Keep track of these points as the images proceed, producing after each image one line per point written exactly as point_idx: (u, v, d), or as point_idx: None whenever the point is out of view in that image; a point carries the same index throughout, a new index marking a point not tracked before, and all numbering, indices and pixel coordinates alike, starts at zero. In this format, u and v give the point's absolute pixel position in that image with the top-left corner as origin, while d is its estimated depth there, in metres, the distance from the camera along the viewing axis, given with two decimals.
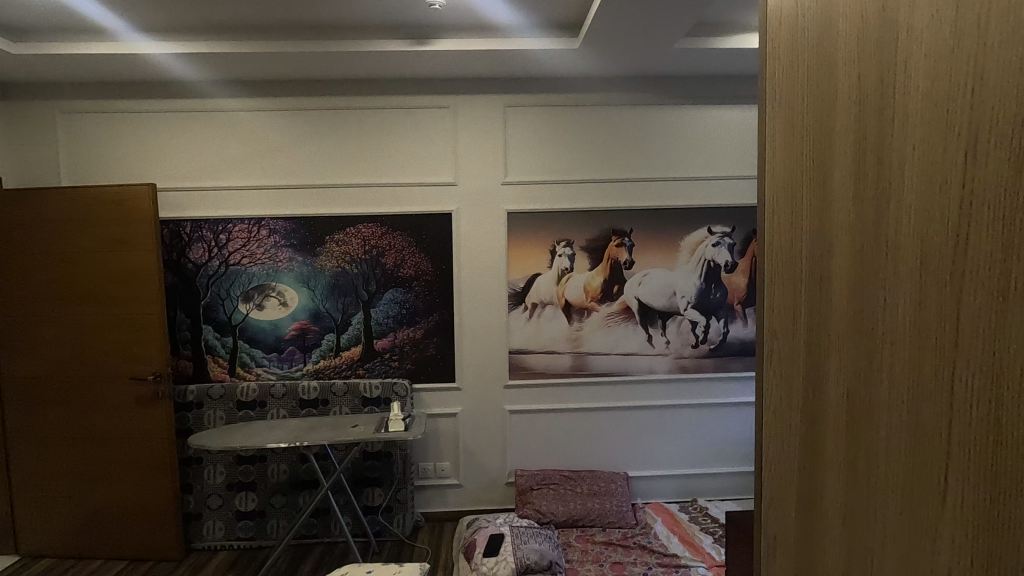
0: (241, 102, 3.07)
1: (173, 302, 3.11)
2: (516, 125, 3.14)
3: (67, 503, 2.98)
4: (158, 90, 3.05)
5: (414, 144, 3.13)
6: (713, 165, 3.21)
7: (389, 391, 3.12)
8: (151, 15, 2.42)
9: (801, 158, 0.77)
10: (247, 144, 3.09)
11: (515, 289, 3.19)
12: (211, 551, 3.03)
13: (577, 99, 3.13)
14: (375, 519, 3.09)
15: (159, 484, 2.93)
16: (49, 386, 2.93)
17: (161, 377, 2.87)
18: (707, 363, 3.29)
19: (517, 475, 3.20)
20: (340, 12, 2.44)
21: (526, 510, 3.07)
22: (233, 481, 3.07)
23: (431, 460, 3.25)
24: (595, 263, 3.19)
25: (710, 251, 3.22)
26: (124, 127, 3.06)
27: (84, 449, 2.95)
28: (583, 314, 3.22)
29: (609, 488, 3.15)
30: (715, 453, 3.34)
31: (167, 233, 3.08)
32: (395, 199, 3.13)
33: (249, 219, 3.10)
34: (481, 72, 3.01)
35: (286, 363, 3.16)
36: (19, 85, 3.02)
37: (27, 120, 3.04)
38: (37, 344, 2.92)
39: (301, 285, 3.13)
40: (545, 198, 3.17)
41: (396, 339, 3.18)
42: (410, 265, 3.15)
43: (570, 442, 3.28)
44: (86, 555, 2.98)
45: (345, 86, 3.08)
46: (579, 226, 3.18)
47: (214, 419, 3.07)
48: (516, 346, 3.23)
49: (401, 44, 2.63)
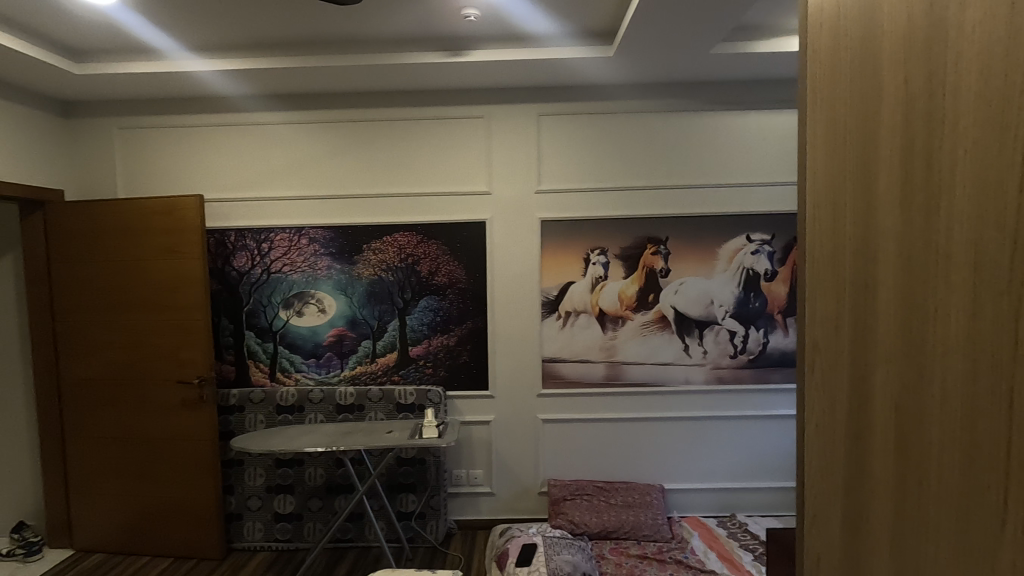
0: (283, 115, 3.17)
1: (217, 309, 3.23)
2: (549, 133, 3.15)
3: (117, 501, 3.11)
4: (206, 105, 3.19)
5: (448, 154, 3.17)
6: (752, 171, 3.14)
7: (423, 398, 3.15)
8: (200, 34, 2.53)
9: (843, 162, 0.75)
10: (288, 155, 3.19)
11: (549, 297, 3.19)
12: (250, 552, 3.11)
13: (610, 107, 3.13)
14: (408, 525, 3.11)
15: (202, 486, 3.02)
16: (103, 388, 3.08)
17: (205, 381, 2.97)
18: (746, 374, 3.20)
19: (550, 485, 3.18)
20: (378, 27, 2.50)
21: (559, 521, 3.03)
22: (272, 483, 3.15)
23: (464, 467, 3.27)
24: (629, 270, 3.16)
25: (750, 259, 3.14)
26: (174, 141, 3.21)
27: (133, 450, 3.07)
28: (617, 322, 3.18)
29: (643, 500, 3.09)
30: (754, 467, 3.24)
31: (213, 242, 3.20)
32: (430, 208, 3.17)
33: (291, 229, 3.19)
34: (514, 82, 3.04)
35: (324, 368, 3.23)
36: (79, 104, 3.21)
37: (86, 135, 3.23)
38: (91, 347, 3.07)
39: (339, 292, 3.20)
40: (579, 206, 3.16)
41: (430, 346, 3.21)
42: (444, 273, 3.19)
43: (603, 453, 3.24)
44: (134, 551, 3.10)
45: (382, 98, 3.15)
46: (614, 234, 3.15)
47: (255, 422, 3.16)
48: (550, 355, 3.22)
49: (436, 55, 2.68)
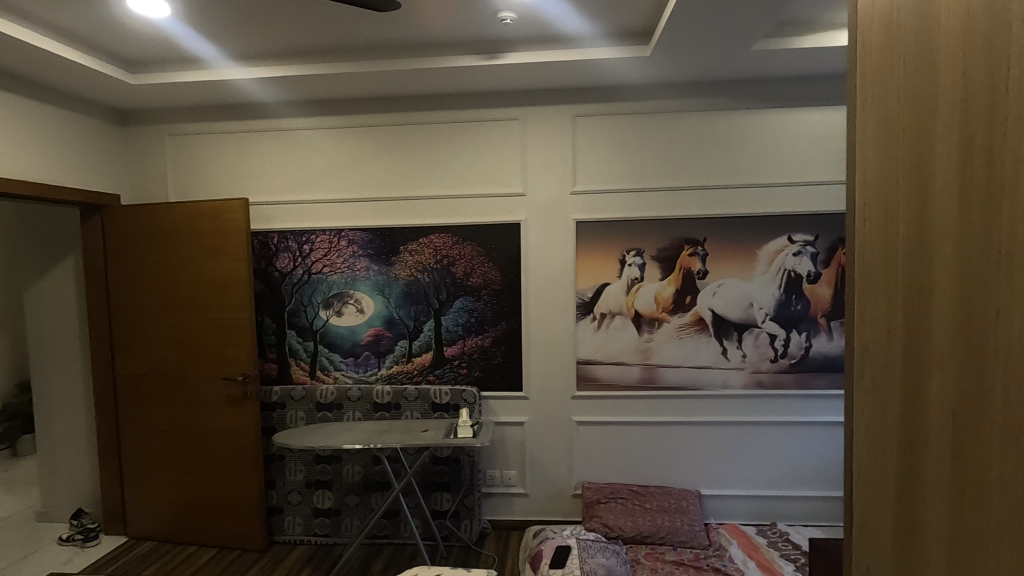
0: (323, 120, 3.26)
1: (260, 309, 3.34)
2: (584, 134, 3.14)
3: (166, 491, 3.25)
4: (251, 112, 3.31)
5: (484, 156, 3.20)
6: (794, 171, 3.06)
7: (458, 398, 3.17)
8: (245, 42, 2.63)
9: (896, 161, 0.73)
10: (328, 159, 3.28)
11: (583, 298, 3.18)
12: (290, 545, 3.20)
13: (646, 107, 3.09)
14: (443, 523, 3.14)
15: (245, 479, 3.12)
16: (154, 383, 3.22)
17: (249, 377, 3.07)
18: (787, 379, 3.11)
19: (584, 488, 3.16)
20: (416, 32, 2.55)
21: (594, 524, 3.01)
22: (311, 479, 3.23)
23: (498, 468, 3.28)
24: (666, 272, 3.11)
25: (792, 260, 3.05)
26: (221, 146, 3.34)
27: (182, 443, 3.20)
28: (653, 325, 3.15)
29: (679, 505, 3.05)
30: (796, 475, 3.15)
31: (258, 244, 3.32)
32: (465, 210, 3.21)
33: (331, 231, 3.27)
34: (548, 83, 3.04)
35: (362, 367, 3.30)
36: (135, 113, 3.38)
37: (140, 142, 3.39)
38: (144, 345, 3.22)
39: (376, 292, 3.26)
40: (614, 206, 3.14)
41: (465, 347, 3.24)
42: (479, 274, 3.21)
43: (638, 457, 3.20)
44: (183, 540, 3.23)
45: (419, 102, 3.21)
46: (650, 235, 3.12)
47: (296, 418, 3.25)
48: (584, 356, 3.20)
49: (472, 59, 2.71)
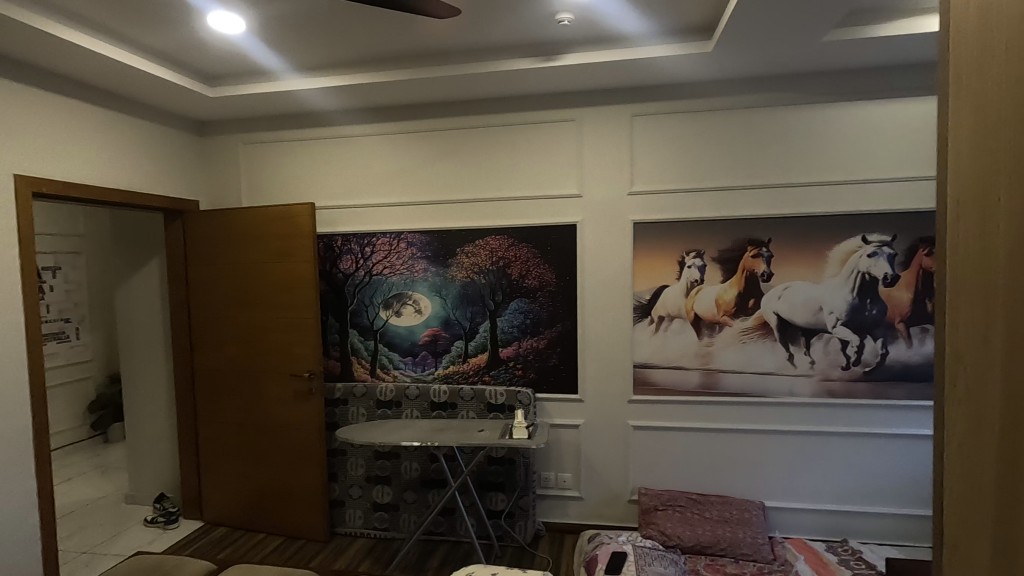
0: (385, 125, 3.36)
1: (325, 309, 3.48)
2: (642, 134, 3.08)
3: (238, 481, 3.43)
4: (317, 120, 3.45)
5: (540, 158, 3.20)
6: (869, 167, 2.89)
7: (513, 399, 3.19)
8: (313, 54, 2.75)
9: (996, 150, 0.67)
10: (389, 164, 3.38)
11: (641, 301, 3.12)
12: (351, 537, 3.32)
13: (707, 104, 3.01)
14: (498, 523, 3.16)
15: (309, 472, 3.26)
16: (227, 378, 3.41)
17: (314, 374, 3.21)
18: (860, 388, 2.94)
19: (640, 493, 3.10)
20: (474, 36, 2.58)
21: (650, 531, 2.94)
22: (371, 474, 3.34)
23: (553, 470, 3.27)
24: (727, 274, 3.01)
25: (866, 262, 2.88)
26: (289, 154, 3.51)
27: (252, 435, 3.38)
28: (714, 328, 3.05)
29: (741, 516, 2.93)
30: (870, 490, 2.97)
31: (323, 247, 3.46)
32: (521, 212, 3.22)
33: (391, 233, 3.37)
34: (606, 83, 3.01)
35: (420, 367, 3.37)
36: (213, 123, 3.61)
37: (217, 151, 3.61)
38: (218, 341, 3.42)
39: (434, 293, 3.33)
40: (673, 207, 3.07)
41: (520, 348, 3.25)
42: (534, 276, 3.21)
43: (698, 465, 3.11)
44: (252, 527, 3.41)
45: (476, 106, 3.25)
46: (711, 236, 3.02)
47: (357, 415, 3.36)
48: (641, 360, 3.15)
49: (529, 61, 2.72)
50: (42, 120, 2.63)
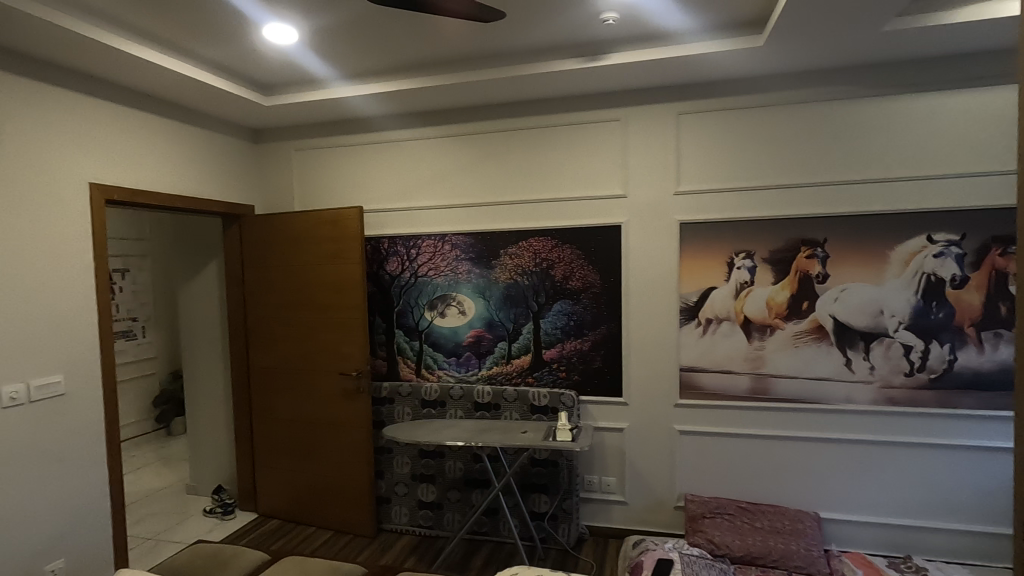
0: (430, 130, 3.42)
1: (372, 309, 3.57)
2: (690, 132, 3.02)
3: (289, 475, 3.56)
4: (365, 125, 3.55)
5: (584, 159, 3.18)
6: (934, 162, 2.73)
7: (556, 401, 3.17)
8: (362, 61, 2.83)
9: None
10: (434, 167, 3.43)
11: (688, 303, 3.06)
12: (397, 533, 3.38)
13: (758, 100, 2.92)
14: (541, 525, 3.16)
15: (357, 469, 3.35)
16: (279, 376, 3.54)
17: (362, 373, 3.29)
18: (925, 396, 2.78)
19: (687, 500, 3.03)
20: (518, 39, 2.60)
21: (698, 539, 2.86)
22: (416, 472, 3.39)
23: (597, 474, 3.24)
24: (779, 276, 2.91)
25: (931, 263, 2.72)
26: (339, 159, 3.61)
27: (303, 432, 3.50)
28: (765, 332, 2.95)
29: (795, 527, 2.82)
30: (936, 504, 2.80)
31: (370, 249, 3.55)
32: (565, 213, 3.21)
33: (436, 236, 3.42)
34: (651, 82, 2.96)
35: (464, 367, 3.40)
36: (268, 131, 3.76)
37: (272, 158, 3.76)
38: (271, 340, 3.55)
39: (478, 295, 3.36)
40: (722, 207, 2.99)
41: (564, 350, 3.24)
42: (578, 277, 3.20)
43: (747, 472, 3.02)
44: (303, 521, 3.53)
45: (520, 109, 3.26)
46: (762, 236, 2.93)
47: (403, 414, 3.43)
48: (687, 363, 3.08)
49: (574, 62, 2.71)
50: (114, 131, 2.80)
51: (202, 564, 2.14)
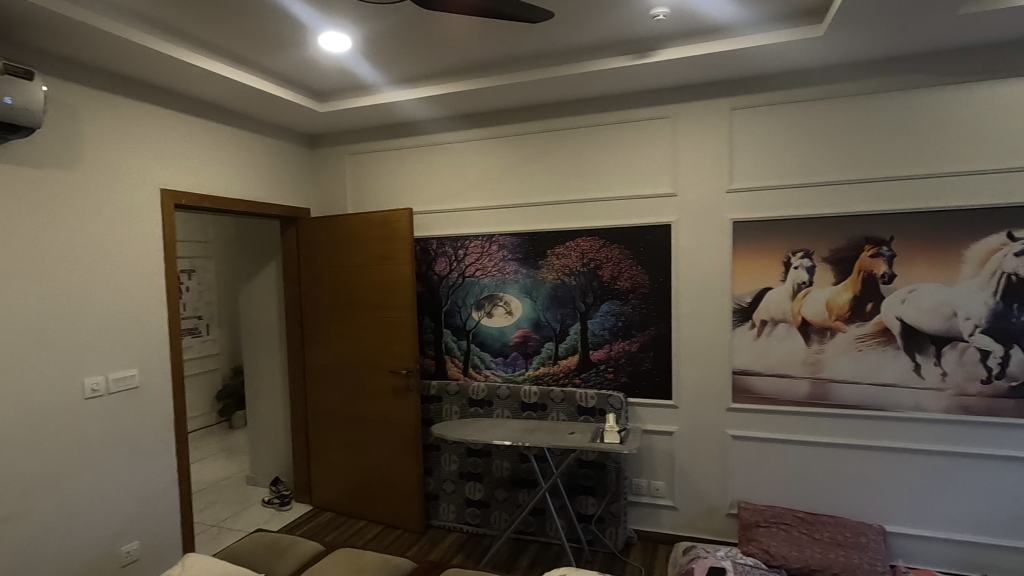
0: (477, 131, 3.45)
1: (421, 309, 3.63)
2: (743, 128, 2.93)
3: (342, 469, 3.67)
4: (414, 129, 3.62)
5: (632, 157, 3.14)
6: (1015, 153, 2.53)
7: (604, 402, 3.14)
8: (412, 66, 2.89)
9: None
10: (481, 168, 3.46)
11: (741, 304, 2.96)
12: (445, 530, 3.43)
13: (817, 92, 2.79)
14: (588, 527, 3.13)
15: (406, 465, 3.42)
16: (333, 373, 3.66)
17: (411, 371, 3.36)
18: (1004, 405, 2.59)
19: (741, 507, 2.93)
20: (566, 38, 2.59)
21: (752, 548, 2.75)
22: (464, 470, 3.43)
23: (646, 477, 3.19)
24: (841, 276, 2.78)
25: (1012, 262, 2.53)
26: (389, 162, 3.70)
27: (355, 427, 3.60)
28: (824, 334, 2.82)
29: (857, 540, 2.67)
30: (1015, 521, 2.60)
31: (419, 250, 3.62)
32: (612, 213, 3.17)
33: (483, 237, 3.45)
34: (703, 77, 2.89)
35: (511, 367, 3.42)
36: (323, 137, 3.89)
37: (326, 162, 3.89)
38: (325, 338, 3.68)
39: (525, 295, 3.36)
40: (778, 204, 2.88)
41: (612, 351, 3.20)
42: (626, 277, 3.15)
43: (805, 480, 2.89)
44: (355, 514, 3.63)
45: (567, 108, 3.25)
46: (821, 234, 2.80)
47: (450, 412, 3.48)
48: (741, 366, 2.98)
49: (623, 59, 2.67)
50: (182, 140, 2.97)
51: (261, 551, 2.24)
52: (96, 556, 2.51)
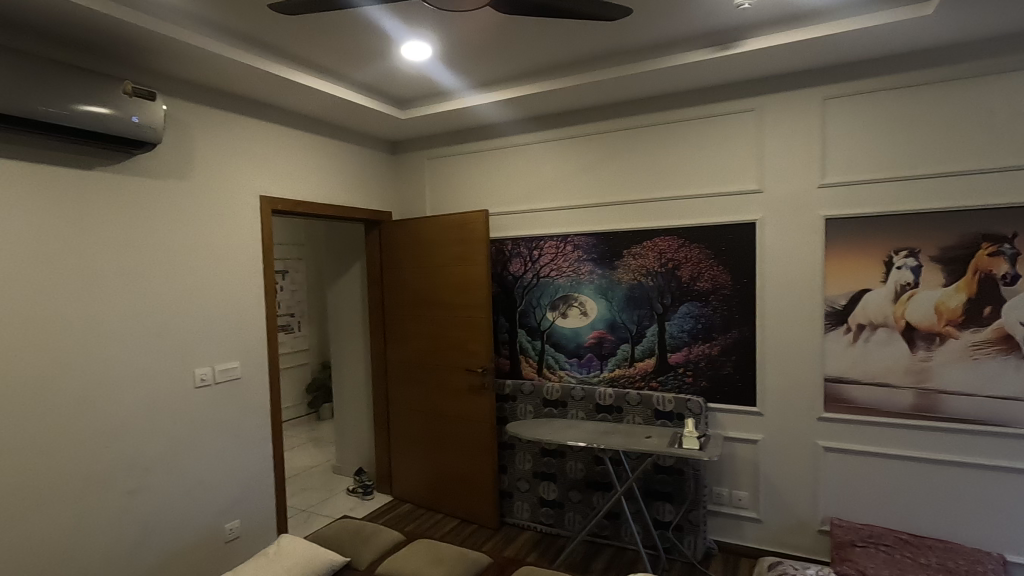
0: (553, 132, 3.47)
1: (496, 309, 3.69)
2: (836, 119, 2.74)
3: (420, 463, 3.80)
4: (491, 132, 3.69)
5: (713, 153, 3.02)
6: None
7: (682, 407, 3.04)
8: (489, 70, 2.95)
9: None
10: (556, 169, 3.47)
11: (835, 307, 2.77)
12: (519, 528, 3.47)
13: (924, 76, 2.56)
14: (665, 535, 3.05)
15: (481, 461, 3.49)
16: (411, 370, 3.80)
17: (487, 370, 3.43)
18: None
19: (834, 524, 2.75)
20: (645, 34, 2.54)
21: (845, 567, 2.55)
22: (538, 470, 3.45)
23: (727, 486, 3.06)
24: (952, 276, 2.53)
25: None
26: (466, 165, 3.80)
27: (432, 423, 3.72)
28: (932, 341, 2.58)
29: (971, 568, 2.42)
30: None
31: (495, 251, 3.69)
32: (692, 211, 3.07)
33: (558, 237, 3.46)
34: (792, 66, 2.74)
35: (586, 368, 3.39)
36: (404, 143, 4.06)
37: (407, 167, 4.05)
38: (405, 336, 3.83)
39: (600, 296, 3.33)
40: (876, 199, 2.67)
41: (690, 354, 3.10)
42: (707, 278, 3.04)
43: (908, 499, 2.67)
44: (432, 507, 3.75)
45: (644, 106, 3.19)
46: (928, 231, 2.57)
47: (525, 411, 3.51)
48: (834, 374, 2.79)
49: (705, 52, 2.59)
50: (279, 149, 3.20)
51: (347, 537, 2.37)
52: (203, 531, 2.75)
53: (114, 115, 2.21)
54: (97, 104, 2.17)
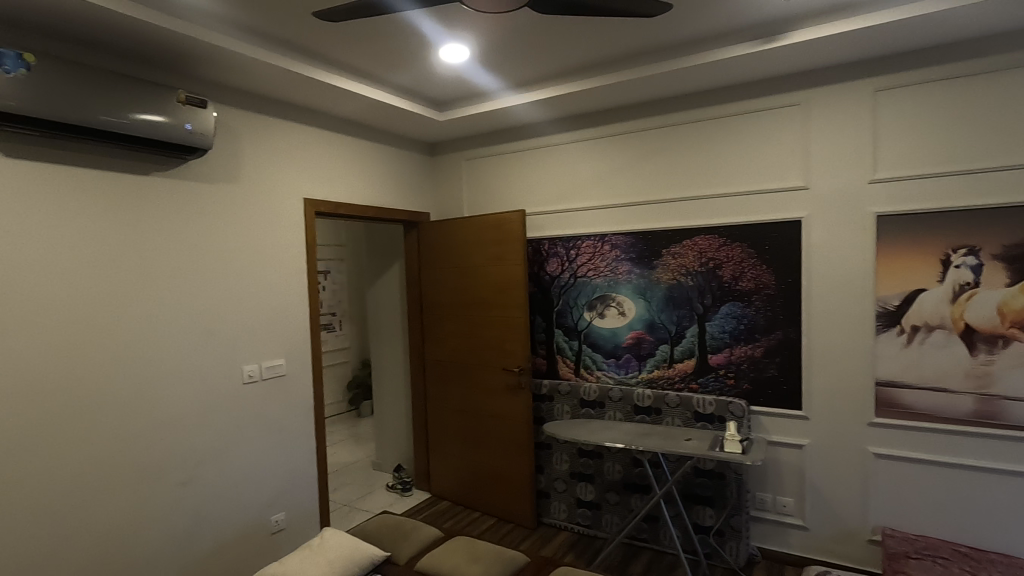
0: (590, 131, 3.44)
1: (533, 309, 3.70)
2: (889, 111, 2.62)
3: (457, 461, 3.83)
4: (528, 132, 3.69)
5: (756, 150, 2.94)
6: None
7: (723, 409, 2.97)
8: (526, 70, 2.95)
9: None
10: (594, 168, 3.45)
11: (887, 307, 2.66)
12: (556, 528, 3.46)
13: (986, 64, 2.42)
14: (706, 540, 2.99)
15: (518, 461, 3.50)
16: (449, 369, 3.84)
17: (523, 370, 3.43)
18: None
19: (886, 536, 2.59)
20: (685, 29, 2.50)
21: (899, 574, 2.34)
22: (575, 470, 3.43)
23: (771, 492, 2.98)
24: (1017, 276, 2.38)
25: None
26: (503, 166, 3.81)
27: (469, 422, 3.74)
28: (995, 344, 2.44)
29: None
30: None
31: (532, 251, 3.69)
32: (734, 209, 3.00)
33: (596, 237, 3.43)
34: (840, 58, 2.64)
35: (624, 369, 3.36)
36: (442, 144, 4.10)
37: (445, 169, 4.10)
38: (442, 335, 3.87)
39: (638, 296, 3.29)
40: (932, 195, 2.54)
41: (732, 356, 3.02)
42: (749, 278, 2.96)
43: (966, 510, 2.53)
44: (469, 505, 3.78)
45: (684, 102, 3.13)
46: (990, 228, 2.43)
47: (562, 412, 3.50)
48: (886, 377, 2.67)
49: (747, 46, 2.53)
50: (322, 153, 3.29)
51: (386, 532, 2.42)
52: (250, 522, 2.86)
53: (167, 123, 2.32)
54: (153, 112, 2.28)
